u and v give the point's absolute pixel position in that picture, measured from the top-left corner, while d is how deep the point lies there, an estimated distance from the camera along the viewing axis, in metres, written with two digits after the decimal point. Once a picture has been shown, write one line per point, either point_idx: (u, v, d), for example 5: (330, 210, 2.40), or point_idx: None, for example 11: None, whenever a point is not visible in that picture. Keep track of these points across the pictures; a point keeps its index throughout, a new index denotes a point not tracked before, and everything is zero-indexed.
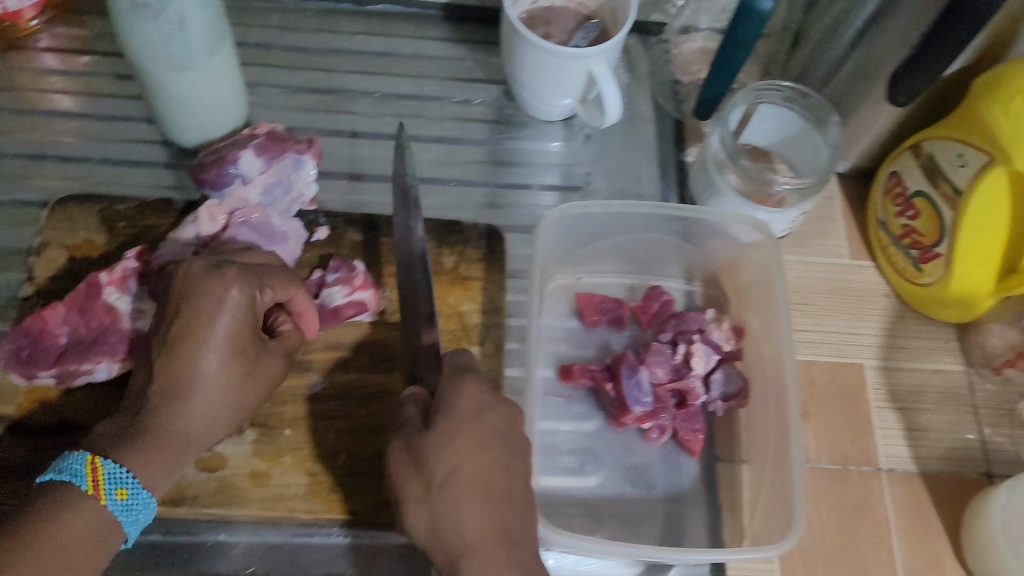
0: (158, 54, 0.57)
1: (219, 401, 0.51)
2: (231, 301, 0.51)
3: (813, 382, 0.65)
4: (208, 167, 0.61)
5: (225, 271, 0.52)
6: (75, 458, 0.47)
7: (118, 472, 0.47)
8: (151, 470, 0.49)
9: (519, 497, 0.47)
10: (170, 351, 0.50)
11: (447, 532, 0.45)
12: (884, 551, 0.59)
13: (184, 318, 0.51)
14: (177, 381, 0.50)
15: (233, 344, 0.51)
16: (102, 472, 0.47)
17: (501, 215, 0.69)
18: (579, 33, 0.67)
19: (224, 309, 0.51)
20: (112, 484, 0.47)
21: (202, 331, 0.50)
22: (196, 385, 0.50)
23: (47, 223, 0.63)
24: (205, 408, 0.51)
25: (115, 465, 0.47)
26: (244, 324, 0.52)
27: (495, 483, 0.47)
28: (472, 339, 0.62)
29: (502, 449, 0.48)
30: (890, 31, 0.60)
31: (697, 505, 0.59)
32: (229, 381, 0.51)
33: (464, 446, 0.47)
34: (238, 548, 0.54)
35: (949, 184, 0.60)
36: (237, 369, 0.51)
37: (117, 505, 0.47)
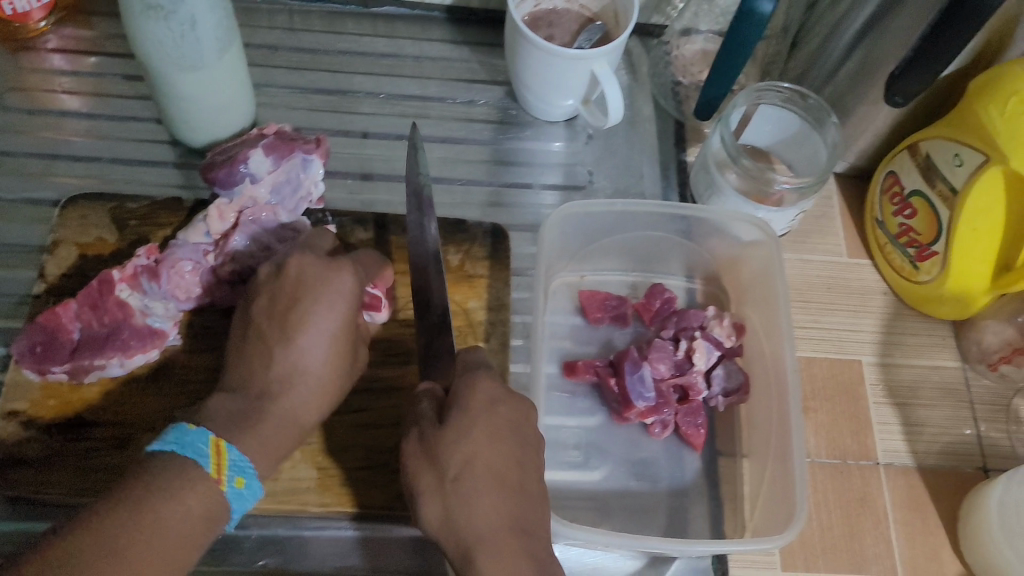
0: (169, 55, 0.58)
1: (326, 386, 0.52)
2: (347, 289, 0.52)
3: (813, 378, 0.66)
4: (218, 167, 0.61)
5: (339, 261, 0.53)
6: (195, 436, 0.46)
7: (240, 461, 0.47)
8: (263, 451, 0.49)
9: (529, 492, 0.48)
10: (285, 336, 0.51)
11: (460, 521, 0.45)
12: (883, 544, 0.60)
13: (298, 304, 0.51)
14: (288, 365, 0.51)
15: (345, 330, 0.53)
16: (227, 457, 0.47)
17: (506, 214, 0.70)
18: (582, 35, 0.68)
19: (343, 297, 0.52)
20: (234, 471, 0.47)
21: (316, 317, 0.51)
22: (307, 371, 0.51)
23: (59, 221, 0.63)
24: (314, 393, 0.51)
25: (237, 453, 0.47)
26: (354, 311, 0.53)
27: (509, 477, 0.47)
28: (479, 335, 0.63)
29: (515, 443, 0.48)
30: (889, 34, 0.61)
31: (700, 498, 0.60)
32: (334, 366, 0.52)
33: (481, 438, 0.47)
34: (249, 541, 0.55)
35: (946, 182, 0.61)
36: (340, 354, 0.53)
37: (234, 491, 0.46)
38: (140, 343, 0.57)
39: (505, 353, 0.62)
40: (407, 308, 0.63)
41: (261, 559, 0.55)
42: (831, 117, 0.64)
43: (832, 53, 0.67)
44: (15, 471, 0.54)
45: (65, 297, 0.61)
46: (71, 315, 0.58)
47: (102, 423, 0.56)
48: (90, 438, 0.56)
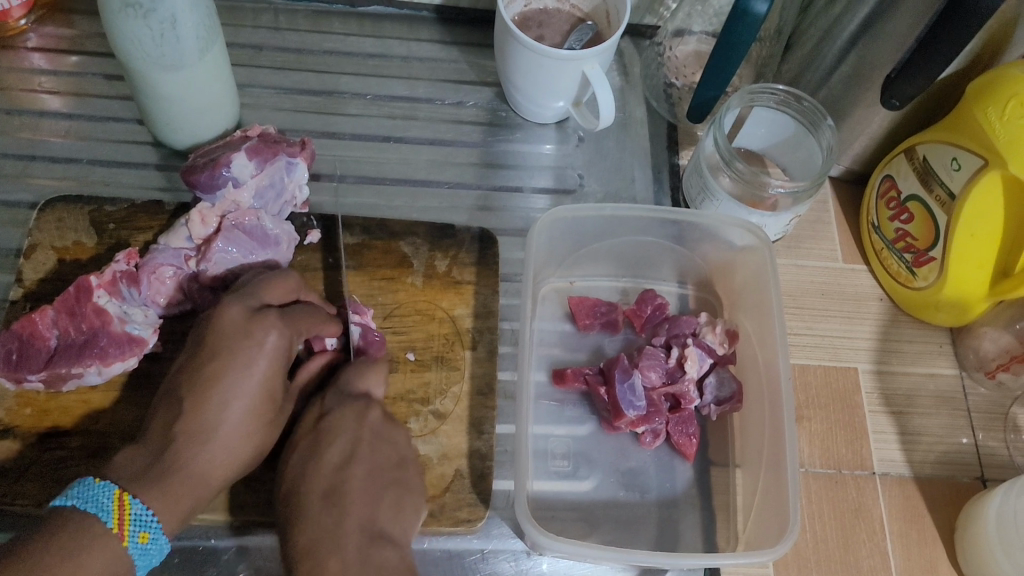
0: (150, 54, 0.57)
1: (239, 446, 0.51)
2: (270, 345, 0.52)
3: (807, 386, 0.65)
4: (199, 170, 0.59)
5: (264, 316, 0.53)
6: (100, 490, 0.46)
7: (145, 515, 0.46)
8: (170, 505, 0.48)
9: (360, 486, 0.51)
10: (200, 393, 0.50)
11: (289, 536, 0.49)
12: (879, 556, 0.58)
13: (214, 363, 0.51)
14: (202, 421, 0.50)
15: (266, 388, 0.52)
16: (129, 511, 0.46)
17: (495, 218, 0.69)
18: (573, 35, 0.67)
19: (263, 354, 0.52)
20: (137, 526, 0.46)
21: (239, 374, 0.51)
22: (219, 429, 0.50)
23: (36, 225, 0.62)
24: (226, 454, 0.50)
25: (142, 507, 0.46)
26: (277, 370, 0.52)
27: (329, 480, 0.51)
28: (465, 343, 0.61)
29: (347, 448, 0.52)
30: (886, 34, 0.59)
31: (692, 509, 0.59)
32: (250, 427, 0.51)
33: (302, 459, 0.52)
34: (228, 554, 0.54)
35: (944, 188, 0.60)
36: (261, 413, 0.52)
37: (137, 548, 0.46)
38: (119, 351, 0.55)
39: (492, 361, 0.61)
40: (392, 315, 0.62)
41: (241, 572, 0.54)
42: (826, 121, 0.63)
43: (827, 55, 0.66)
44: None
45: (41, 303, 0.59)
46: (47, 322, 0.56)
47: (77, 432, 0.55)
48: (65, 448, 0.54)
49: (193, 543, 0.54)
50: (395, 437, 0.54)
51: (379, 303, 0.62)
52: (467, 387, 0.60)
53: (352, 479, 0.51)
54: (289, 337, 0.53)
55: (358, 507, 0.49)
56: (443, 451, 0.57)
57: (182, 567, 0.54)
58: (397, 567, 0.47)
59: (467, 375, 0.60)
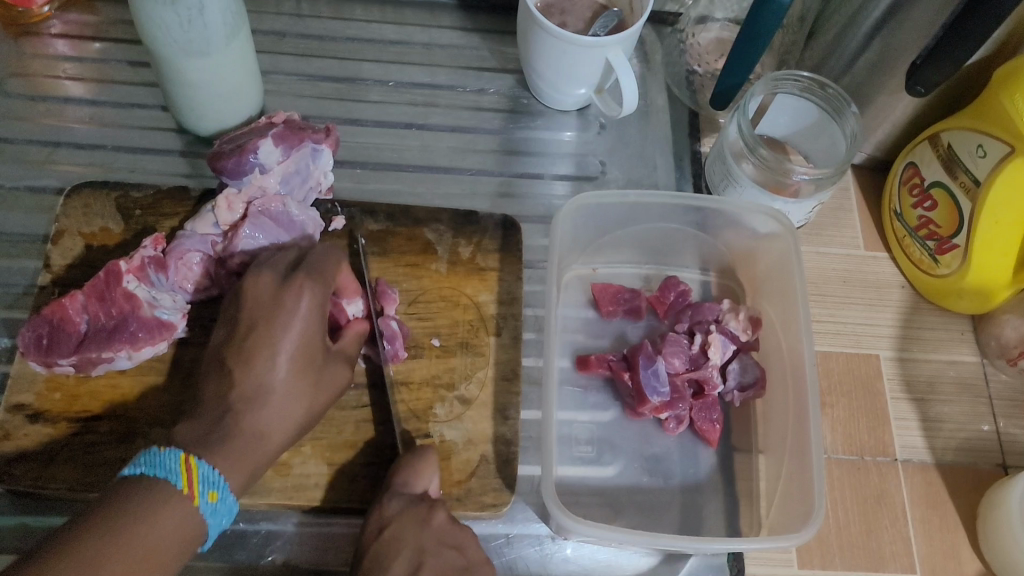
0: (177, 40, 0.57)
1: (293, 407, 0.51)
2: (304, 309, 0.53)
3: (829, 373, 0.65)
4: (226, 155, 0.60)
5: (294, 279, 0.54)
6: (166, 456, 0.47)
7: (211, 474, 0.47)
8: (236, 469, 0.48)
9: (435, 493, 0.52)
10: (246, 357, 0.51)
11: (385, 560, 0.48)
12: (901, 541, 0.59)
13: (259, 324, 0.52)
14: (252, 387, 0.50)
15: (306, 349, 0.52)
16: (196, 471, 0.47)
17: (516, 204, 0.69)
18: (598, 21, 0.66)
19: (297, 318, 0.52)
20: (205, 485, 0.47)
21: (277, 335, 0.51)
22: (270, 393, 0.50)
23: (63, 210, 0.62)
24: (282, 414, 0.51)
25: (208, 466, 0.47)
26: (316, 329, 0.53)
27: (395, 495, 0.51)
28: (490, 329, 0.61)
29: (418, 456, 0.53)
30: (912, 21, 0.59)
31: (715, 495, 0.59)
32: (298, 386, 0.51)
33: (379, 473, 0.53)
34: (257, 537, 0.55)
35: (968, 174, 0.60)
36: (306, 374, 0.52)
37: (207, 507, 0.46)
38: (147, 335, 0.56)
39: (517, 347, 0.61)
40: (417, 301, 0.62)
41: (269, 554, 0.55)
42: (850, 108, 0.63)
43: (851, 41, 0.65)
44: (20, 466, 0.53)
45: (70, 288, 0.60)
46: (78, 307, 0.57)
47: (107, 417, 0.55)
48: (95, 432, 0.55)
49: (222, 526, 0.55)
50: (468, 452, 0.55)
51: (403, 290, 0.62)
52: (493, 372, 0.60)
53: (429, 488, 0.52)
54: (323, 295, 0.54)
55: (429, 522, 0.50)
56: (468, 436, 0.57)
57: (212, 549, 0.55)
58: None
59: (492, 360, 0.60)
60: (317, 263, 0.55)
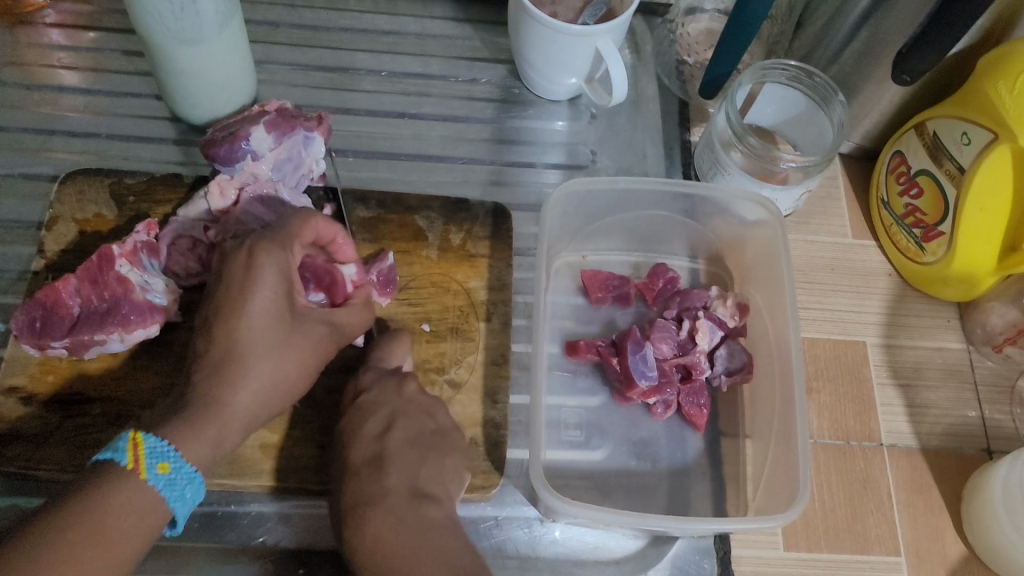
0: (170, 29, 0.57)
1: (262, 369, 0.50)
2: (261, 267, 0.50)
3: (816, 359, 0.66)
4: (219, 143, 0.61)
5: (252, 244, 0.51)
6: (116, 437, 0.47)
7: (159, 446, 0.47)
8: (194, 442, 0.48)
9: (395, 450, 0.53)
10: (212, 324, 0.51)
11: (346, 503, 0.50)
12: (886, 524, 0.59)
13: (224, 289, 0.51)
14: (218, 351, 0.50)
15: (273, 314, 0.51)
16: (144, 447, 0.46)
17: (507, 192, 0.70)
18: (587, 11, 0.66)
19: (257, 279, 0.50)
20: (153, 458, 0.46)
21: (237, 301, 0.50)
22: (236, 355, 0.50)
23: (57, 196, 0.63)
24: (249, 384, 0.50)
25: (155, 439, 0.47)
26: (284, 292, 0.51)
27: (369, 450, 0.53)
28: (480, 315, 0.62)
29: (383, 414, 0.54)
30: (897, 11, 0.60)
31: (702, 478, 0.60)
32: (267, 348, 0.50)
33: (346, 427, 0.54)
34: (248, 519, 0.56)
35: (953, 162, 0.61)
36: (277, 336, 0.51)
37: (160, 479, 0.46)
38: (140, 318, 0.56)
39: (506, 333, 0.62)
40: (407, 287, 0.63)
41: (261, 536, 0.55)
42: (837, 96, 0.64)
43: (839, 31, 0.66)
44: (13, 447, 0.54)
45: (64, 273, 0.60)
46: (71, 290, 0.57)
47: (100, 399, 0.56)
48: (88, 415, 0.55)
49: (215, 508, 0.56)
50: (435, 409, 0.56)
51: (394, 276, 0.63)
52: (482, 357, 0.61)
53: (391, 444, 0.53)
54: (286, 256, 0.52)
55: (399, 471, 0.52)
56: (457, 419, 0.58)
57: (203, 530, 0.55)
58: (442, 526, 0.50)
59: (482, 345, 0.61)
60: (284, 228, 0.53)
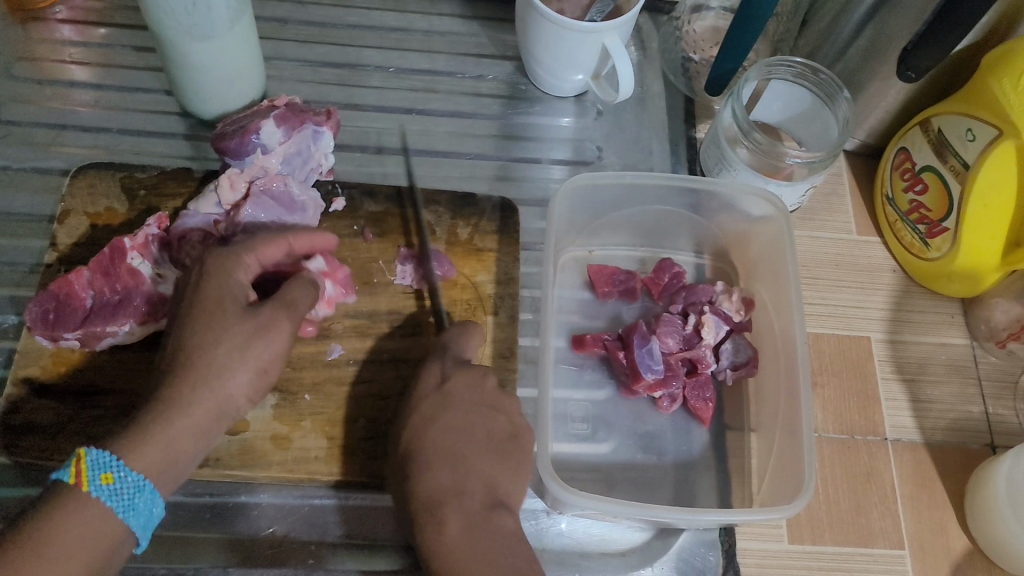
0: (182, 24, 0.58)
1: (217, 355, 0.50)
2: (216, 266, 0.53)
3: (821, 354, 0.66)
4: (229, 136, 0.61)
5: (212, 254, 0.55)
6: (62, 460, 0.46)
7: (102, 457, 0.46)
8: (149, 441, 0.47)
9: (476, 451, 0.51)
10: (173, 330, 0.51)
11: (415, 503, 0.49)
12: (890, 518, 0.60)
13: (185, 295, 0.52)
14: (175, 349, 0.50)
15: (229, 315, 0.51)
16: (85, 460, 0.46)
17: (514, 188, 0.70)
18: (594, 7, 0.67)
19: (208, 275, 0.52)
20: (96, 469, 0.45)
21: (193, 309, 0.51)
22: (189, 346, 0.50)
23: (68, 190, 0.63)
24: (206, 385, 0.49)
25: (96, 451, 0.46)
26: (238, 293, 0.52)
27: (445, 443, 0.51)
28: (487, 308, 0.63)
29: (462, 410, 0.53)
30: (903, 8, 0.60)
31: (708, 472, 0.60)
32: (220, 335, 0.50)
33: (426, 418, 0.52)
34: (257, 509, 0.56)
35: (958, 158, 0.61)
36: (232, 323, 0.51)
37: (104, 488, 0.45)
38: (153, 312, 0.57)
39: (513, 326, 0.62)
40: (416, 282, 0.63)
41: (269, 526, 0.56)
42: (842, 92, 0.64)
43: (845, 28, 0.66)
44: (25, 438, 0.54)
45: (75, 266, 0.61)
46: (83, 283, 0.58)
47: (111, 390, 0.56)
48: (99, 406, 0.56)
49: (224, 498, 0.56)
50: (507, 404, 0.54)
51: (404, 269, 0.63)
52: (490, 350, 0.61)
53: (472, 445, 0.51)
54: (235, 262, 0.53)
55: (480, 471, 0.50)
56: None
57: (212, 520, 0.56)
58: (513, 534, 0.48)
59: (489, 338, 0.61)
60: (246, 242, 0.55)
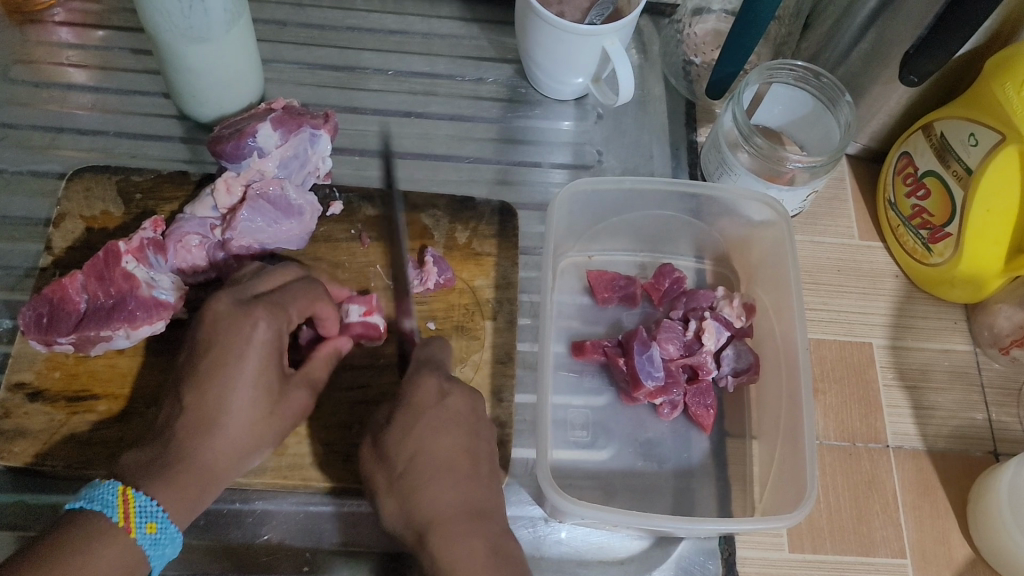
0: (178, 27, 0.58)
1: (248, 431, 0.50)
2: (261, 334, 0.51)
3: (822, 360, 0.66)
4: (225, 140, 0.61)
5: (255, 307, 0.52)
6: (105, 489, 0.46)
7: (149, 507, 0.46)
8: (179, 494, 0.48)
9: (480, 476, 0.49)
10: (198, 383, 0.50)
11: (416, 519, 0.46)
12: (892, 527, 0.59)
13: (217, 349, 0.51)
14: (207, 409, 0.49)
15: (264, 377, 0.51)
16: (133, 504, 0.46)
17: (513, 192, 0.70)
18: (593, 11, 0.66)
19: (255, 344, 0.51)
20: (142, 518, 0.46)
21: (232, 362, 0.50)
22: (224, 418, 0.49)
23: (64, 193, 0.63)
24: (235, 439, 0.50)
25: (146, 499, 0.46)
26: (273, 359, 0.52)
27: (451, 456, 0.48)
28: (485, 313, 0.62)
29: (467, 431, 0.50)
30: (904, 12, 0.60)
31: (708, 479, 0.60)
32: (257, 417, 0.50)
33: (430, 426, 0.49)
34: (252, 516, 0.56)
35: (960, 163, 0.61)
36: (264, 404, 0.51)
37: (146, 539, 0.46)
38: (146, 314, 0.56)
39: (512, 331, 0.61)
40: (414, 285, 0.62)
41: (264, 533, 0.55)
42: (844, 96, 0.64)
43: (846, 32, 0.66)
44: (18, 442, 0.54)
45: (70, 270, 0.60)
46: (77, 287, 0.57)
47: (106, 395, 0.56)
48: (94, 411, 0.55)
49: (219, 505, 0.56)
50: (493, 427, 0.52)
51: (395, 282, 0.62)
52: (488, 356, 0.60)
53: (478, 468, 0.49)
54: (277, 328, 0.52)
55: (486, 500, 0.48)
56: None
57: (206, 527, 0.55)
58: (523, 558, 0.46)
59: (487, 344, 0.61)
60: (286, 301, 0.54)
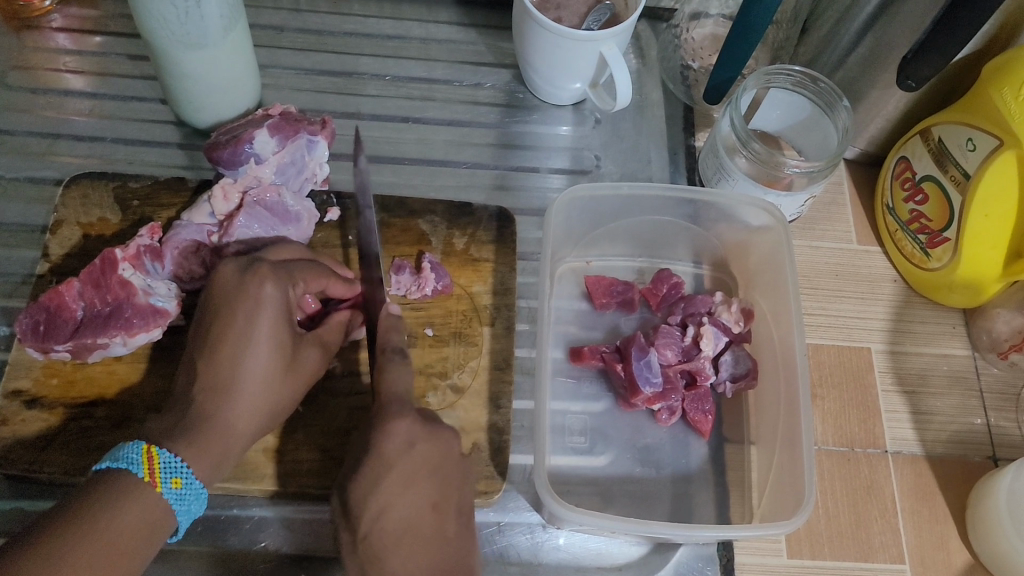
0: (175, 33, 0.57)
1: (262, 398, 0.52)
2: (268, 296, 0.53)
3: (821, 365, 0.66)
4: (222, 146, 0.60)
5: (258, 270, 0.54)
6: (130, 448, 0.48)
7: (174, 462, 0.48)
8: (201, 456, 0.49)
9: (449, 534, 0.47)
10: (211, 347, 0.52)
11: None
12: (890, 533, 0.59)
13: (227, 314, 0.52)
14: (222, 375, 0.51)
15: (278, 342, 0.53)
16: (158, 461, 0.48)
17: (511, 197, 0.69)
18: (591, 16, 0.66)
19: (262, 306, 0.53)
20: (168, 473, 0.48)
21: (241, 325, 0.52)
22: (237, 381, 0.51)
23: (61, 201, 0.63)
24: (251, 403, 0.51)
25: (170, 455, 0.48)
26: (283, 317, 0.53)
27: (415, 520, 0.46)
28: (483, 319, 0.62)
29: (436, 481, 0.48)
30: (902, 16, 0.60)
31: (706, 486, 0.59)
32: (270, 378, 0.52)
33: (392, 485, 0.47)
34: (250, 523, 0.56)
35: (958, 168, 0.61)
36: (280, 362, 0.53)
37: (171, 493, 0.47)
38: (143, 322, 0.56)
39: (510, 337, 0.61)
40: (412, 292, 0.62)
41: (262, 541, 0.55)
42: (841, 102, 0.63)
43: (844, 36, 0.66)
44: (15, 451, 0.54)
45: (67, 277, 0.60)
46: (74, 294, 0.57)
47: (104, 403, 0.56)
48: (91, 418, 0.55)
49: (216, 512, 0.56)
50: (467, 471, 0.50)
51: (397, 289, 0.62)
52: (486, 362, 0.60)
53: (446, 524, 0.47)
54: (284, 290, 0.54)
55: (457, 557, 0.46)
56: (460, 424, 0.58)
57: (204, 534, 0.55)
58: None
59: (486, 350, 0.61)
60: (291, 265, 0.56)
